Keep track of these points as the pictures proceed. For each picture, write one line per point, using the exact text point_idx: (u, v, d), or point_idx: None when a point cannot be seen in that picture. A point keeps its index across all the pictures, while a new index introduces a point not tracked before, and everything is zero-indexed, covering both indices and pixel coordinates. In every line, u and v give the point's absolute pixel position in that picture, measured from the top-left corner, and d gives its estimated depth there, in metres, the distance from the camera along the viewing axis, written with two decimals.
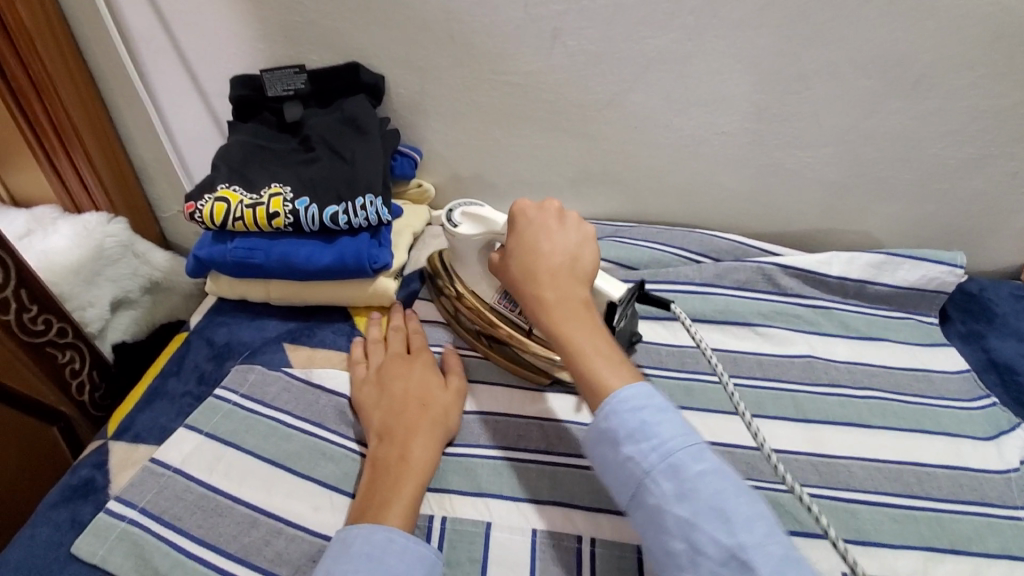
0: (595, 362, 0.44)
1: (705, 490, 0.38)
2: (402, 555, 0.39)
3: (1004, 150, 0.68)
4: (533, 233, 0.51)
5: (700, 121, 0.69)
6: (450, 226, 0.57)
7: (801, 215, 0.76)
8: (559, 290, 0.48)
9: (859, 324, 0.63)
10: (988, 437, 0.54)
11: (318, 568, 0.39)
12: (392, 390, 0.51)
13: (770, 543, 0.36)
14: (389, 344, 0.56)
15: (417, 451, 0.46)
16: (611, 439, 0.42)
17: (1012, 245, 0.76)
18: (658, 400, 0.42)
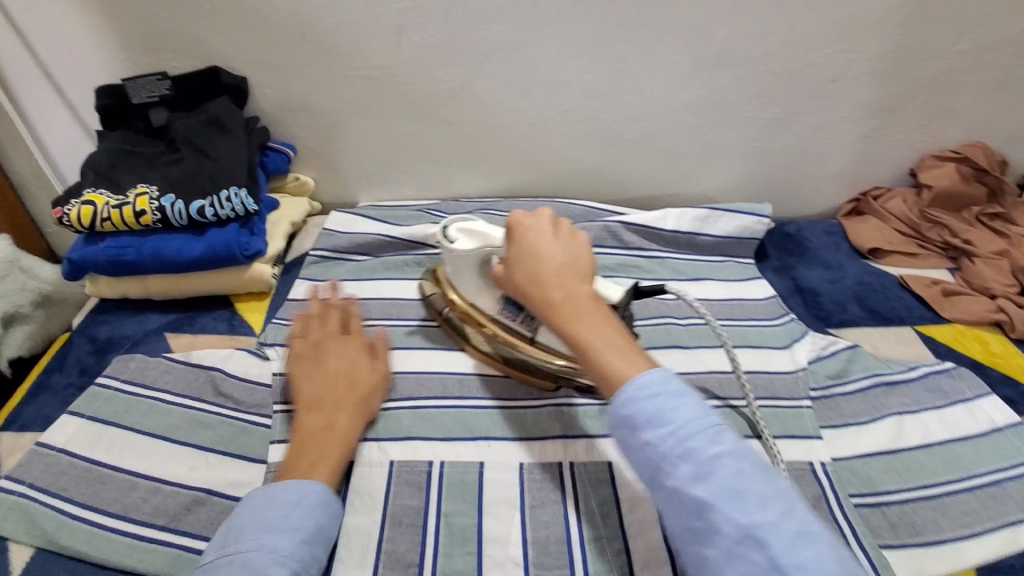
0: (609, 357, 0.41)
1: (721, 474, 0.37)
2: (322, 484, 0.45)
3: (801, 108, 0.80)
4: (539, 239, 0.48)
5: (544, 101, 0.77)
6: (447, 243, 0.55)
7: (651, 179, 0.86)
8: (565, 289, 0.45)
9: (690, 269, 0.74)
10: (785, 345, 0.63)
11: (240, 518, 0.42)
12: (329, 368, 0.52)
13: (788, 523, 0.35)
14: (326, 324, 0.56)
15: (342, 425, 0.49)
16: (626, 423, 0.40)
17: (827, 190, 0.88)
18: (677, 385, 0.40)
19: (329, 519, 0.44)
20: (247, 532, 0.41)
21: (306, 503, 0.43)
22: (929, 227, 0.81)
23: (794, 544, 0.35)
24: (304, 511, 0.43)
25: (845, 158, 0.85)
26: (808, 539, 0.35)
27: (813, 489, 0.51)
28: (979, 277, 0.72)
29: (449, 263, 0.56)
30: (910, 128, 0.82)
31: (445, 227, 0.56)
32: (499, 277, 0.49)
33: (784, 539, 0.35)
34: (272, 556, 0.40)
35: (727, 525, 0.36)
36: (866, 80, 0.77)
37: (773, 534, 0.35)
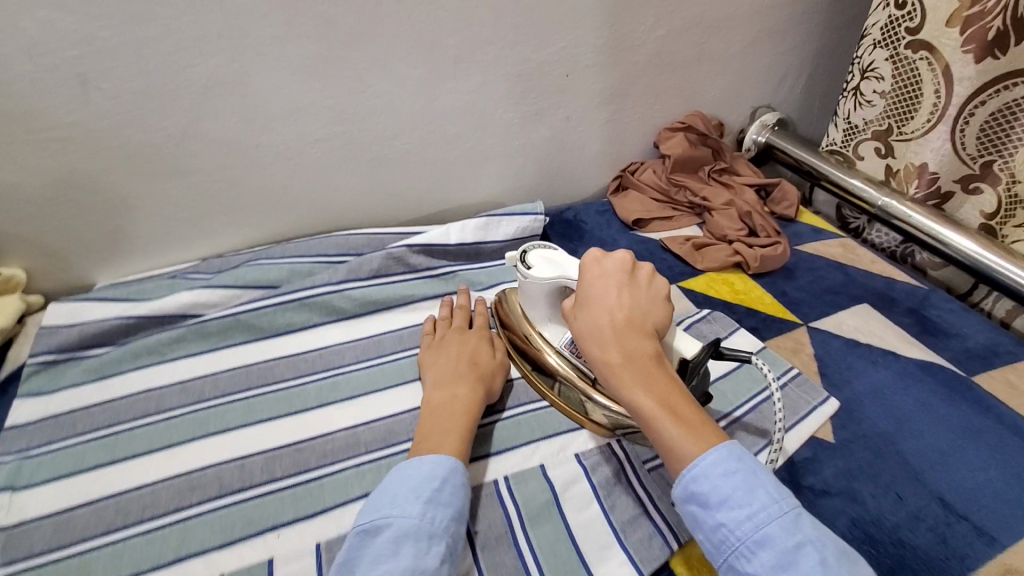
0: (660, 423, 0.45)
1: (804, 562, 0.38)
2: (442, 461, 0.47)
3: (548, 103, 0.85)
4: (604, 289, 0.52)
5: (290, 134, 0.72)
6: (524, 269, 0.59)
7: (431, 192, 0.85)
8: (624, 349, 0.49)
9: (481, 277, 0.74)
10: None
11: (393, 487, 0.45)
12: (450, 351, 0.60)
13: None
14: (451, 321, 0.65)
15: (466, 398, 0.54)
16: (698, 500, 0.42)
17: (592, 173, 0.96)
18: (748, 463, 0.42)
19: (441, 507, 0.44)
20: (401, 503, 0.43)
21: (427, 488, 0.44)
22: (676, 190, 0.92)
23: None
24: (425, 494, 0.44)
25: (599, 142, 0.93)
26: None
27: (611, 467, 0.53)
28: (717, 228, 0.83)
29: (523, 287, 0.60)
30: (642, 107, 0.92)
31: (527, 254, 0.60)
32: (568, 316, 0.54)
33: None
34: (419, 530, 0.42)
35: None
36: (594, 70, 0.85)
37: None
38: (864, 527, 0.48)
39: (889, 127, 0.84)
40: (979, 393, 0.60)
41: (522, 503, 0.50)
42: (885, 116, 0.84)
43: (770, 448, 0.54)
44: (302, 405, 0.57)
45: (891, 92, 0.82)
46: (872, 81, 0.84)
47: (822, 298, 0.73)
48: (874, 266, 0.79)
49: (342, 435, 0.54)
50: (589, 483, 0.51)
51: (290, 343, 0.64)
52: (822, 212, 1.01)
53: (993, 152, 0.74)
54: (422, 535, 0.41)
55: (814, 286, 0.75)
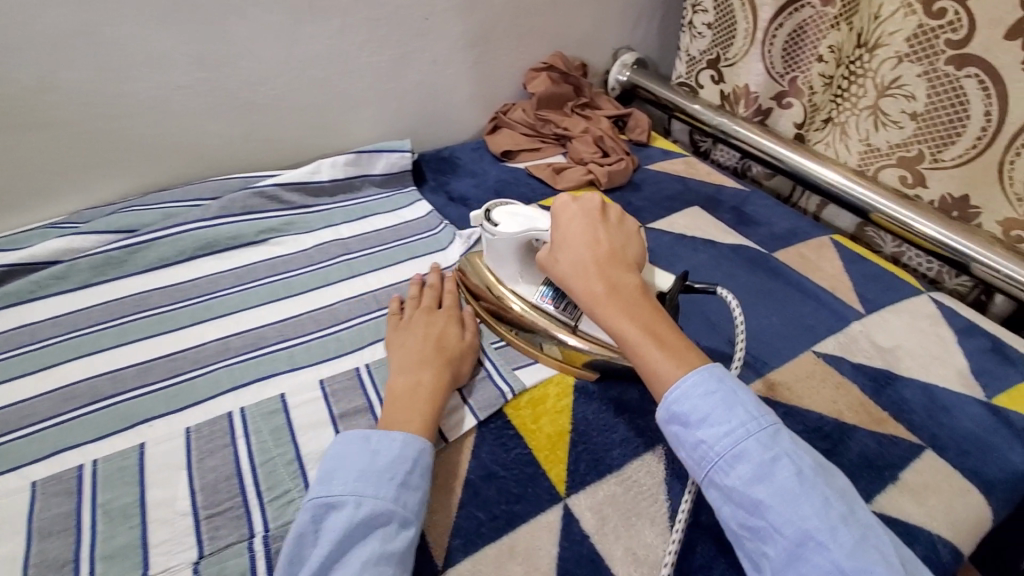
0: (647, 349, 0.46)
1: (781, 474, 0.40)
2: (408, 442, 0.46)
3: (413, 46, 0.90)
4: (578, 227, 0.53)
5: (151, 81, 0.74)
6: (490, 227, 0.57)
7: (306, 138, 0.89)
8: (608, 283, 0.50)
9: (356, 211, 0.79)
10: (443, 247, 0.74)
11: (367, 458, 0.44)
12: (417, 332, 0.57)
13: (843, 532, 0.38)
14: (421, 299, 0.62)
15: (428, 379, 0.51)
16: (680, 421, 0.44)
17: (467, 115, 1.02)
18: (726, 384, 0.44)
19: (421, 477, 0.45)
20: (376, 484, 0.43)
21: (401, 469, 0.44)
22: (543, 125, 1.00)
23: (857, 547, 0.37)
24: (401, 478, 0.44)
25: (470, 84, 0.99)
26: (868, 541, 0.38)
27: None
28: (576, 153, 0.92)
29: (492, 247, 0.59)
30: (506, 49, 0.99)
31: (488, 213, 0.59)
32: (544, 260, 0.55)
33: (846, 542, 0.37)
34: (393, 514, 0.42)
35: (785, 526, 0.39)
36: (453, 13, 0.90)
37: (830, 538, 0.38)
38: None
39: (717, 55, 0.97)
40: (773, 262, 0.73)
41: (381, 386, 0.55)
42: (713, 45, 0.96)
43: None
44: (176, 324, 0.61)
45: (715, 23, 0.94)
46: (700, 14, 0.95)
47: (660, 204, 0.84)
48: (709, 176, 0.91)
49: (213, 344, 0.59)
50: None
51: (164, 276, 0.67)
52: (679, 141, 1.13)
53: (795, 68, 0.87)
54: (393, 521, 0.42)
55: (656, 196, 0.85)
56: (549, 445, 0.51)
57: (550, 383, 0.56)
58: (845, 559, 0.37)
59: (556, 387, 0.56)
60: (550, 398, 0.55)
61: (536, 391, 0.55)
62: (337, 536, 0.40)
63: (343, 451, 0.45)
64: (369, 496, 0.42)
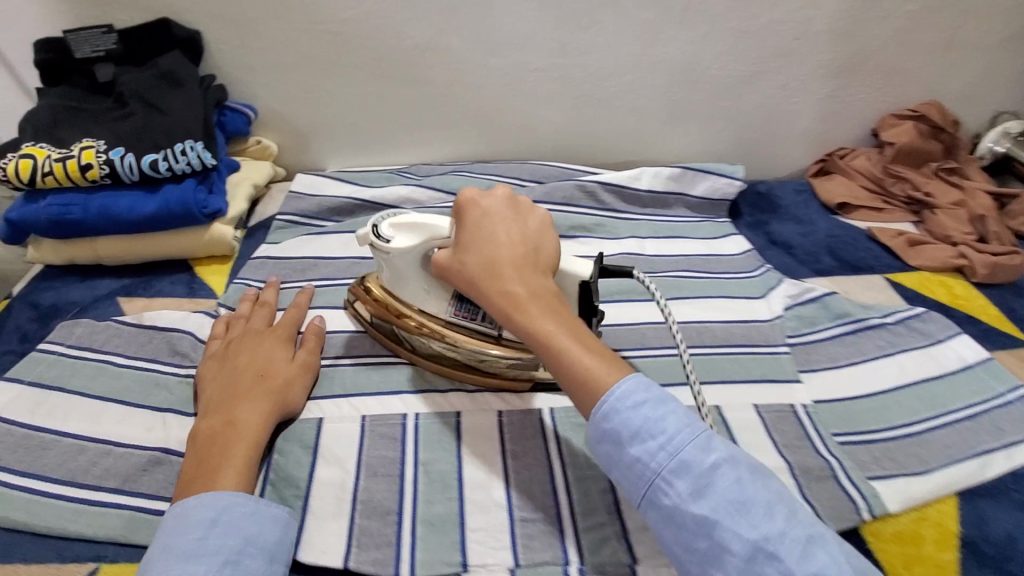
0: (572, 353, 0.39)
1: (721, 484, 0.34)
2: (201, 500, 0.37)
3: (767, 67, 0.80)
4: (491, 224, 0.45)
5: (515, 60, 0.75)
6: (382, 243, 0.48)
7: (623, 141, 0.85)
8: (525, 284, 0.43)
9: (663, 229, 0.73)
10: (760, 295, 0.63)
11: (186, 524, 0.36)
12: (236, 362, 0.47)
13: (795, 529, 0.33)
14: (249, 319, 0.54)
15: (246, 415, 0.43)
16: (613, 440, 0.37)
17: (794, 151, 0.90)
18: (656, 391, 0.38)
19: (229, 537, 0.36)
20: (163, 559, 0.34)
21: (198, 535, 0.35)
22: (892, 182, 0.83)
23: (809, 555, 0.32)
24: (197, 546, 0.35)
25: (812, 118, 0.87)
26: (822, 543, 0.33)
27: (795, 429, 0.50)
28: (940, 228, 0.75)
29: (387, 266, 0.49)
30: (868, 88, 0.85)
31: (377, 226, 0.49)
32: (445, 261, 0.46)
33: (796, 550, 0.32)
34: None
35: (732, 541, 0.33)
36: (827, 37, 0.79)
37: (782, 548, 0.32)
38: None
39: None
40: None
41: None
42: None
43: (985, 459, 0.49)
44: None
45: None
46: None
47: None
48: None
49: None
50: (767, 434, 0.49)
51: None
52: None
53: None
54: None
55: None
56: None
57: (924, 521, 0.45)
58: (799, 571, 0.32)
59: (933, 529, 0.44)
60: (925, 541, 0.44)
61: (903, 522, 0.44)
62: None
63: (162, 530, 0.36)
64: None
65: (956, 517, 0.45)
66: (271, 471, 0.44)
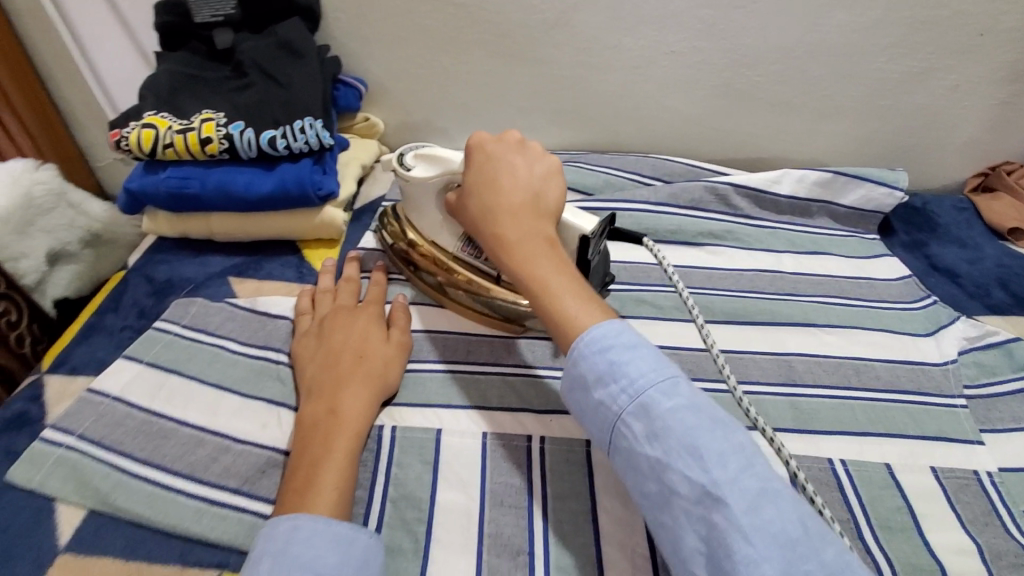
0: (563, 300, 0.39)
1: (678, 429, 0.33)
2: (300, 541, 0.33)
3: (942, 63, 0.69)
4: (491, 168, 0.45)
5: (648, 42, 0.67)
6: (403, 170, 0.50)
7: (754, 138, 0.76)
8: (519, 231, 0.43)
9: (803, 241, 0.64)
10: (927, 332, 0.54)
11: (283, 567, 0.32)
12: (332, 340, 0.46)
13: (746, 478, 0.32)
14: (337, 295, 0.51)
15: (348, 406, 0.41)
16: (581, 385, 0.37)
17: (953, 161, 0.78)
18: (631, 337, 0.37)
19: None
20: None
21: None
22: None
23: (753, 504, 0.31)
24: None
25: (983, 124, 0.74)
26: (771, 496, 0.31)
27: (982, 503, 0.42)
28: None
29: (408, 194, 0.52)
30: None
31: (402, 155, 0.51)
32: (454, 206, 0.47)
33: (743, 499, 0.31)
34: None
35: (682, 484, 0.32)
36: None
37: (730, 495, 0.31)
38: None
39: None
40: None
41: (865, 502, 0.42)
42: None
43: None
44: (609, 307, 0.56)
45: None
46: None
47: None
48: None
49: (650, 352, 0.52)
50: (949, 506, 0.42)
51: None
52: None
53: None
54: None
55: None
56: None
57: None
58: (741, 517, 0.30)
59: None
60: None
61: None
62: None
63: (254, 561, 0.33)
64: None
65: None
66: (391, 488, 0.41)
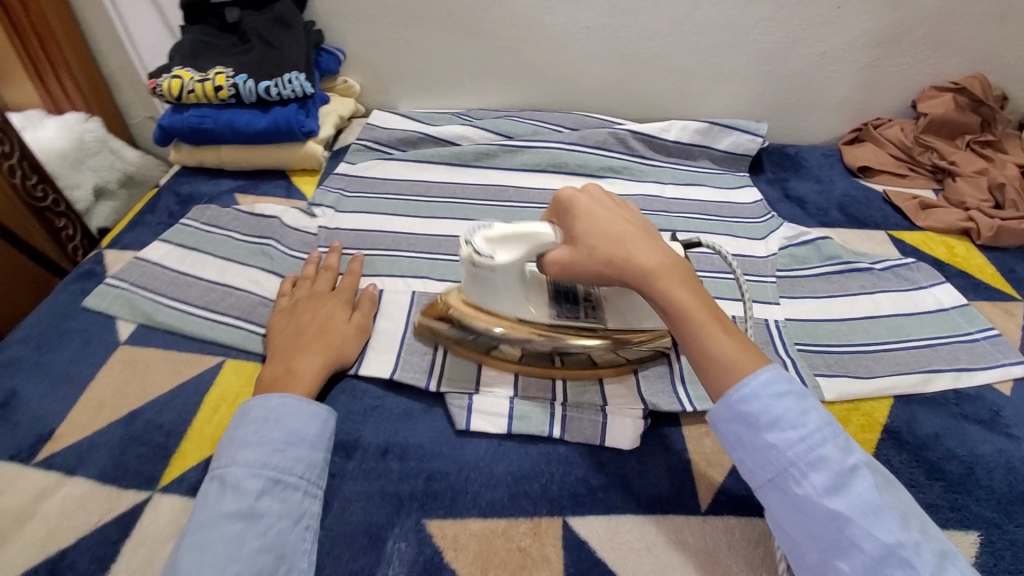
0: (716, 330, 0.43)
1: (859, 484, 0.37)
2: (296, 414, 0.44)
3: (808, 35, 0.85)
4: (603, 216, 0.47)
5: (568, 18, 0.85)
6: (485, 260, 0.48)
7: (662, 99, 0.93)
8: (657, 262, 0.45)
9: (683, 176, 0.81)
10: (760, 237, 0.71)
11: (277, 429, 0.43)
12: (300, 317, 0.54)
13: (926, 542, 0.35)
14: (315, 282, 0.59)
15: (303, 366, 0.49)
16: (746, 422, 0.40)
17: (831, 118, 0.94)
18: (799, 386, 0.41)
19: (309, 448, 0.44)
20: (252, 449, 0.42)
21: (284, 437, 0.43)
22: (922, 151, 0.86)
23: (942, 568, 0.34)
24: (281, 444, 0.42)
25: (851, 87, 0.90)
26: (951, 561, 0.35)
27: (764, 336, 0.59)
28: (956, 194, 0.79)
29: (483, 280, 0.49)
30: (911, 59, 0.87)
31: (471, 242, 0.48)
32: (567, 255, 0.47)
33: (932, 561, 0.35)
34: (289, 501, 0.41)
35: (863, 538, 0.36)
36: (871, 7, 0.82)
37: (913, 554, 0.35)
38: (1015, 462, 0.50)
39: None
40: None
41: None
42: None
43: (927, 375, 0.57)
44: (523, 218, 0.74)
45: None
46: None
47: None
48: None
49: None
50: None
51: (522, 178, 0.80)
52: None
53: None
54: (296, 512, 0.41)
55: None
56: None
57: (855, 411, 0.54)
58: None
59: (861, 417, 0.53)
60: (851, 424, 0.53)
61: (837, 409, 0.54)
62: (223, 508, 0.39)
63: (245, 419, 0.44)
64: (276, 469, 0.41)
65: (886, 412, 0.54)
66: None
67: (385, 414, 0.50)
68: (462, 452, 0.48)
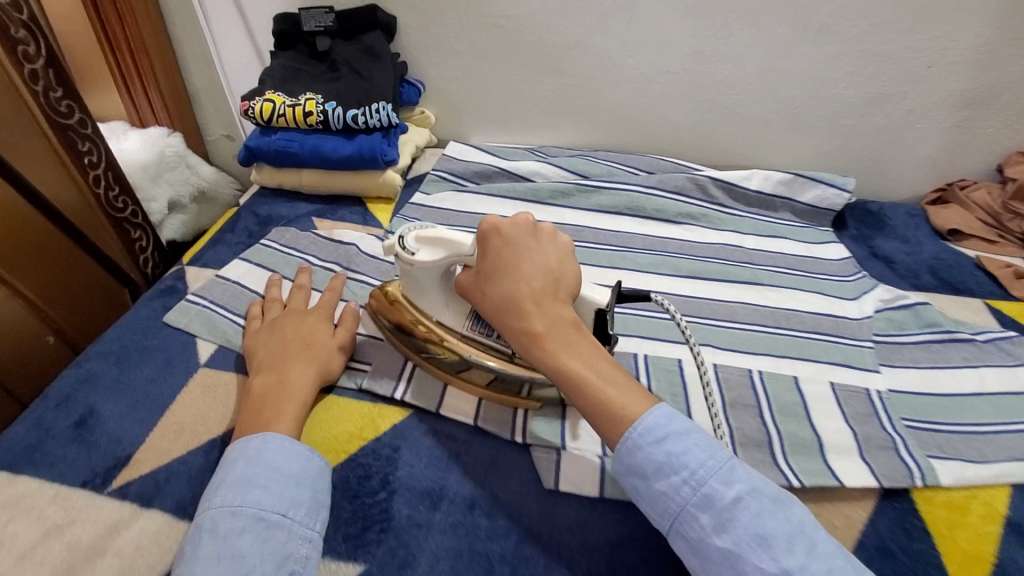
0: (600, 389, 0.40)
1: (743, 518, 0.35)
2: (278, 450, 0.41)
3: (895, 91, 0.83)
4: (503, 256, 0.45)
5: (649, 62, 0.84)
6: (407, 255, 0.49)
7: (738, 146, 0.92)
8: (546, 315, 0.43)
9: (763, 227, 0.79)
10: (852, 297, 0.68)
11: (255, 466, 0.40)
12: (282, 333, 0.52)
13: (815, 563, 0.33)
14: (290, 300, 0.57)
15: (295, 377, 0.48)
16: (638, 472, 0.39)
17: (914, 176, 0.91)
18: (683, 423, 0.39)
19: (296, 487, 0.40)
20: (229, 491, 0.39)
21: (264, 474, 0.40)
22: (1009, 218, 0.82)
23: None
24: (262, 481, 0.39)
25: (937, 147, 0.87)
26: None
27: (865, 406, 0.56)
28: None
29: (410, 275, 0.51)
30: (999, 124, 0.83)
31: (403, 237, 0.51)
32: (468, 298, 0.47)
33: None
34: (272, 542, 0.37)
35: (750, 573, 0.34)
36: (963, 69, 0.79)
37: None
38: None
39: None
40: None
41: (773, 396, 0.56)
42: None
43: None
44: (603, 261, 0.72)
45: None
46: None
47: None
48: None
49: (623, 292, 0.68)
50: (838, 408, 0.55)
51: (598, 220, 0.78)
52: None
53: None
54: (280, 555, 0.37)
55: None
56: (961, 561, 0.45)
57: (974, 499, 0.49)
58: None
59: (981, 506, 0.49)
60: (971, 513, 0.48)
61: (954, 496, 0.49)
62: (200, 554, 0.36)
63: (226, 461, 0.41)
64: (254, 507, 0.38)
65: (1008, 502, 0.49)
66: None
67: (469, 461, 0.48)
68: (553, 511, 0.45)
